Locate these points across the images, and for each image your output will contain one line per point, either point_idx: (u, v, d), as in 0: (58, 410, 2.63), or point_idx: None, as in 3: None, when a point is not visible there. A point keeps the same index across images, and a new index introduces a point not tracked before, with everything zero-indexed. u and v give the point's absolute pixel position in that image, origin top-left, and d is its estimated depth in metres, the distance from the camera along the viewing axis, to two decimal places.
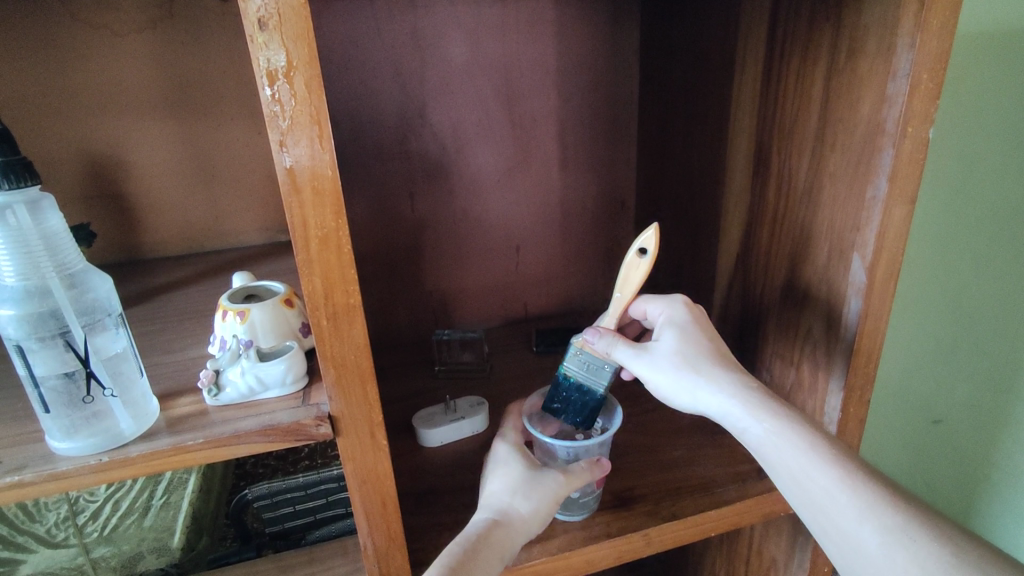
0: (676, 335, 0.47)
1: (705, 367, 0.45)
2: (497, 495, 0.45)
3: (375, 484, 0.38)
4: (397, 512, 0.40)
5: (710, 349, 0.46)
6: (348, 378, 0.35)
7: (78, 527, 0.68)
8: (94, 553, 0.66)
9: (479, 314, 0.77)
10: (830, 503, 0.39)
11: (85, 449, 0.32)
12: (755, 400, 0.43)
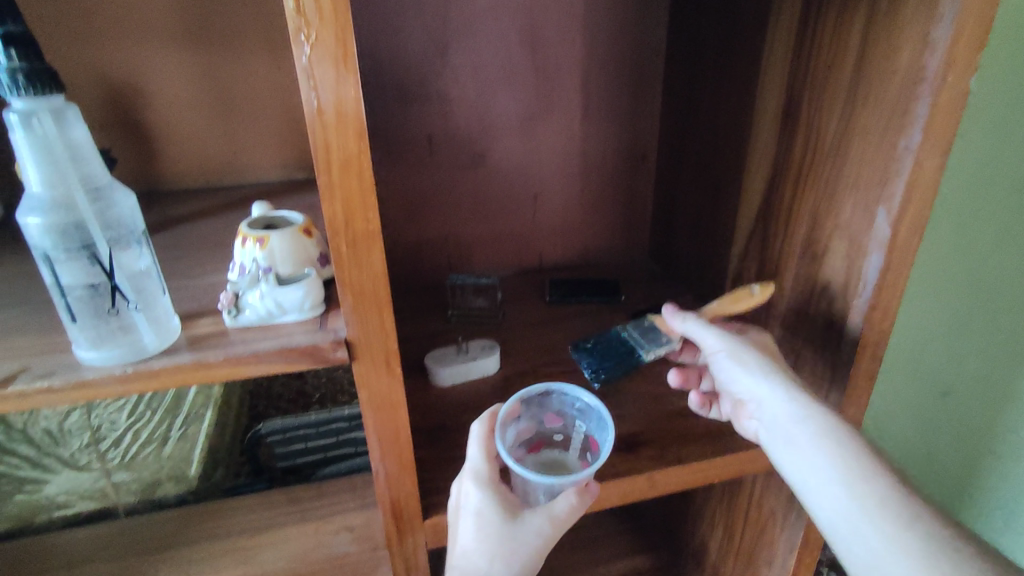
0: (755, 342, 0.52)
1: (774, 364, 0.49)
2: (472, 556, 0.41)
3: (388, 414, 0.39)
4: (409, 444, 0.41)
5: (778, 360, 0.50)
6: (366, 305, 0.35)
7: (101, 454, 0.78)
8: (116, 476, 0.80)
9: (493, 263, 0.77)
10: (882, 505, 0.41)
11: (110, 360, 0.33)
12: (817, 407, 0.46)
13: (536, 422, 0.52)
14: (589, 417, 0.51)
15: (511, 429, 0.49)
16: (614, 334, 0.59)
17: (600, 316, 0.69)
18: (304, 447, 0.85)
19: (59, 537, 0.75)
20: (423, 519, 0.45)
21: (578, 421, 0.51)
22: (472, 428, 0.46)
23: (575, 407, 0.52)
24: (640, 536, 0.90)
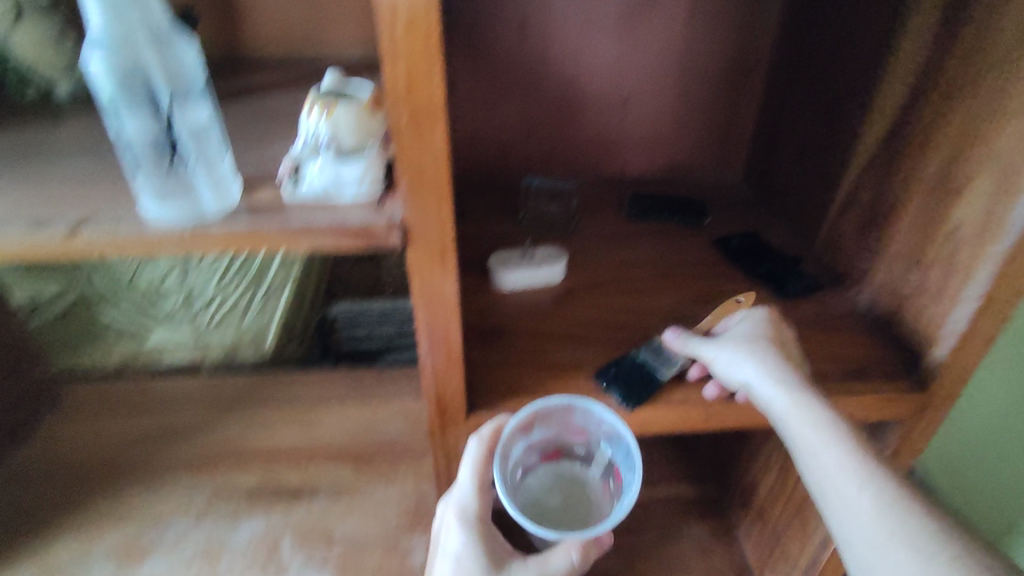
0: (750, 334, 0.47)
1: (775, 368, 0.44)
2: None
3: (440, 307, 0.38)
4: (458, 341, 0.40)
5: (783, 354, 0.45)
6: (423, 189, 0.33)
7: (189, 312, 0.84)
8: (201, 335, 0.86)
9: (571, 169, 0.72)
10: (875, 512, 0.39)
11: (169, 218, 0.33)
12: (812, 405, 0.42)
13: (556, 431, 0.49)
14: (616, 441, 0.46)
15: (524, 446, 0.48)
16: (623, 359, 0.48)
17: (679, 237, 0.64)
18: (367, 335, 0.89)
19: (151, 382, 0.84)
20: (468, 416, 0.45)
21: (602, 440, 0.47)
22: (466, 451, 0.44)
23: (601, 428, 0.46)
24: (691, 464, 0.89)
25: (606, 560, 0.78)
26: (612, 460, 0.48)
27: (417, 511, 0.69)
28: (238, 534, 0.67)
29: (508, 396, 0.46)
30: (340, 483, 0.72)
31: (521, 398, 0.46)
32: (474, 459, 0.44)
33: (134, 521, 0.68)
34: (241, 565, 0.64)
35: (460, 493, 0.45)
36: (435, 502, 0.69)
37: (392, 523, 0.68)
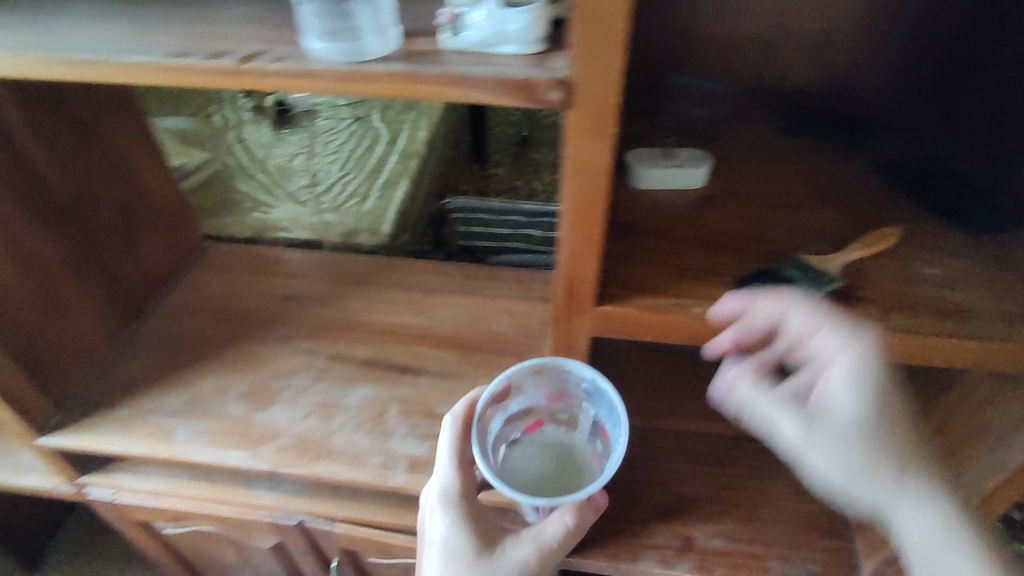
0: (846, 378, 0.42)
1: (856, 440, 0.43)
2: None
3: (587, 181, 0.35)
4: (603, 220, 0.36)
5: (872, 418, 0.43)
6: (595, 38, 0.30)
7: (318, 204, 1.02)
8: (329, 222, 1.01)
9: (718, 71, 0.64)
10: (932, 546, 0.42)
11: (326, 54, 0.33)
12: (863, 496, 0.44)
13: (537, 393, 0.57)
14: (599, 398, 0.55)
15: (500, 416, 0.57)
16: (771, 273, 0.43)
17: (838, 156, 0.57)
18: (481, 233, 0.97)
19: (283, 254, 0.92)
20: (595, 306, 0.42)
21: (585, 402, 0.56)
22: (445, 430, 0.53)
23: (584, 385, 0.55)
24: None
25: (693, 485, 0.77)
26: (596, 417, 0.56)
27: None
28: (351, 397, 0.71)
29: (640, 292, 0.42)
30: (444, 368, 0.75)
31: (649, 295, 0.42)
32: (453, 438, 0.53)
33: (262, 370, 0.75)
34: (352, 423, 0.68)
35: (439, 476, 0.52)
36: None
37: None
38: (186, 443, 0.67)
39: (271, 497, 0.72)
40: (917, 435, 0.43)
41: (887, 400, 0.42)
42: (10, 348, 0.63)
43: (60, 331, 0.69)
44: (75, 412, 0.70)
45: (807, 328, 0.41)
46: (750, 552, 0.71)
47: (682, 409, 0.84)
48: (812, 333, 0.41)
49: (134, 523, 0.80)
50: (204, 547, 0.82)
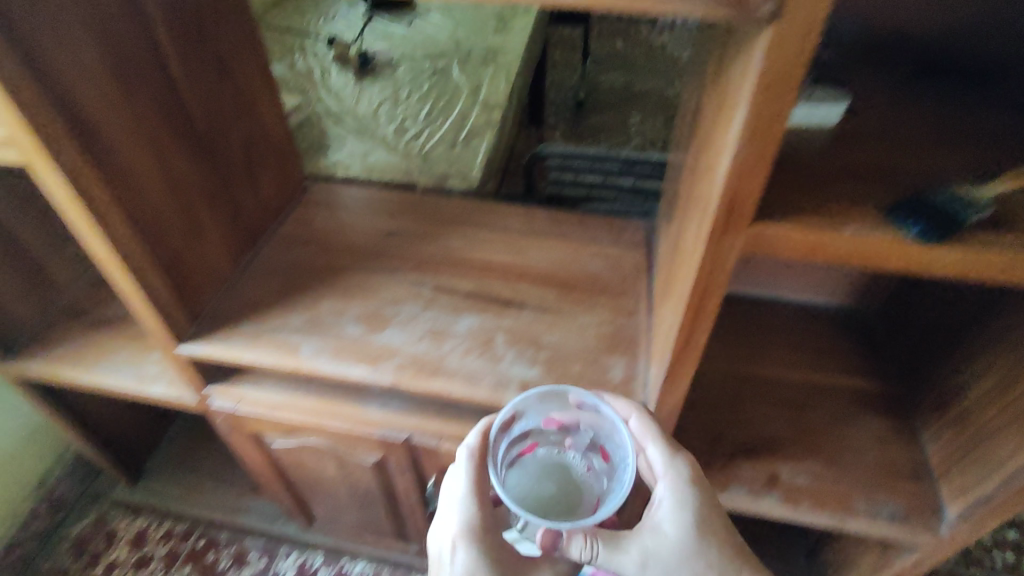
0: (674, 497, 0.59)
1: (692, 545, 0.58)
2: None
3: (776, 94, 0.36)
4: (779, 136, 0.38)
5: (698, 522, 0.58)
6: None
7: (413, 161, 1.07)
8: (421, 169, 1.05)
9: None
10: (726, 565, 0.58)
11: None
12: (690, 505, 0.59)
13: (540, 413, 0.62)
14: (598, 424, 0.62)
15: (506, 440, 0.61)
16: (925, 198, 0.43)
17: (973, 95, 0.57)
18: (574, 181, 0.98)
19: (385, 195, 0.97)
20: (749, 226, 0.44)
21: (583, 425, 0.62)
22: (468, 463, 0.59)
23: (586, 414, 0.62)
24: (876, 365, 0.89)
25: (777, 427, 0.81)
26: (593, 441, 0.62)
27: (615, 338, 0.74)
28: (460, 324, 0.76)
29: (791, 214, 0.44)
30: (545, 303, 0.78)
31: (802, 217, 0.44)
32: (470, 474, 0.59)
33: (373, 297, 0.80)
34: (463, 348, 0.73)
35: (457, 512, 0.58)
36: (633, 333, 0.75)
37: (592, 344, 0.74)
38: (311, 357, 0.73)
39: (382, 413, 0.77)
40: (740, 543, 0.59)
41: (707, 508, 0.59)
42: (159, 261, 0.69)
43: (197, 250, 0.75)
44: (208, 327, 0.77)
45: (641, 438, 0.63)
46: (832, 490, 0.75)
47: (763, 358, 0.89)
48: (643, 444, 0.63)
49: (248, 435, 0.87)
50: (308, 462, 0.89)
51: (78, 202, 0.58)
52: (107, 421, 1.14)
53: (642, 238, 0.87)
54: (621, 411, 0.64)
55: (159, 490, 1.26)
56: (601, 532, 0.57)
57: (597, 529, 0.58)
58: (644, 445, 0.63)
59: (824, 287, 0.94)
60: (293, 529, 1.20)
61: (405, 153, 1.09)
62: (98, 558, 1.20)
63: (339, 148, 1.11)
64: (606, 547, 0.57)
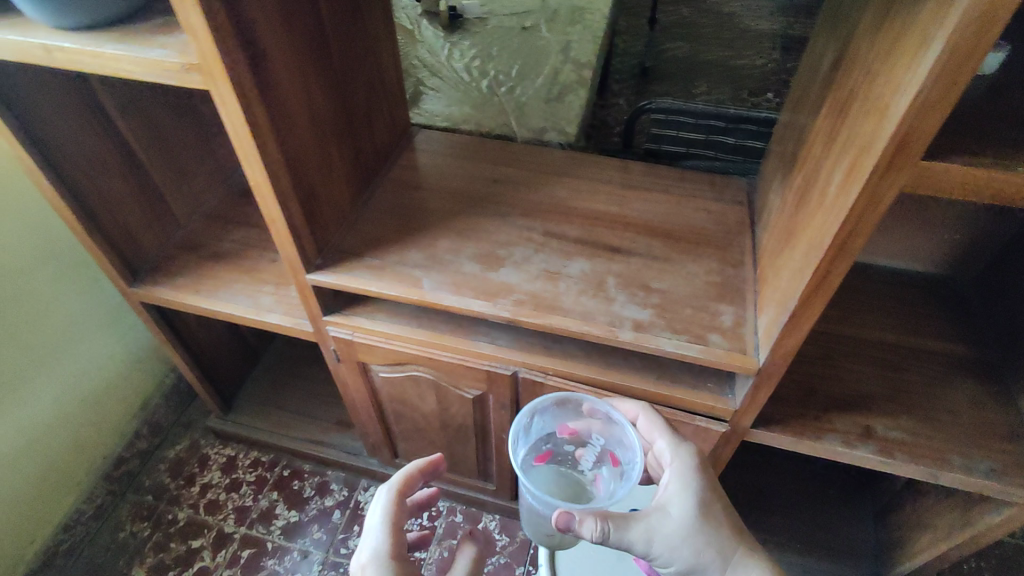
0: (679, 480, 0.68)
1: (695, 522, 0.65)
2: None
3: (983, 30, 0.38)
4: (973, 73, 0.40)
5: (700, 502, 0.67)
6: None
7: (512, 114, 1.10)
8: (521, 122, 1.09)
9: None
10: (719, 544, 0.66)
11: None
12: (696, 490, 0.67)
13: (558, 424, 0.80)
14: (610, 431, 0.78)
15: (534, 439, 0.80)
16: None
17: None
18: (675, 135, 1.02)
19: (490, 142, 1.00)
20: (917, 164, 0.46)
21: (596, 432, 0.79)
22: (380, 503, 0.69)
23: (599, 422, 0.78)
24: (965, 330, 0.89)
25: (871, 384, 0.83)
26: (605, 445, 0.79)
27: (722, 287, 0.77)
28: (572, 267, 0.79)
29: (962, 155, 0.47)
30: (652, 252, 0.81)
31: (971, 167, 0.46)
32: (387, 511, 0.68)
33: (487, 239, 0.83)
34: (577, 288, 0.77)
35: (372, 540, 0.67)
36: (741, 283, 0.77)
37: (701, 291, 0.76)
38: (434, 290, 0.77)
39: (491, 347, 0.81)
40: (736, 522, 0.67)
41: (710, 492, 0.68)
42: (300, 191, 0.74)
43: (328, 184, 0.80)
44: (333, 258, 0.81)
45: (648, 432, 0.75)
46: (928, 444, 0.77)
47: (854, 319, 0.90)
48: (651, 437, 0.75)
49: (355, 365, 0.93)
50: (409, 393, 0.95)
51: (246, 128, 0.62)
52: (208, 352, 1.21)
53: (744, 196, 0.89)
54: (627, 411, 0.77)
55: (245, 421, 1.30)
56: (610, 515, 0.63)
57: (607, 511, 0.63)
58: (649, 439, 0.76)
59: (915, 251, 0.95)
60: (375, 464, 1.24)
61: (502, 106, 1.13)
62: (193, 480, 1.28)
63: (437, 97, 1.14)
64: (617, 528, 0.62)
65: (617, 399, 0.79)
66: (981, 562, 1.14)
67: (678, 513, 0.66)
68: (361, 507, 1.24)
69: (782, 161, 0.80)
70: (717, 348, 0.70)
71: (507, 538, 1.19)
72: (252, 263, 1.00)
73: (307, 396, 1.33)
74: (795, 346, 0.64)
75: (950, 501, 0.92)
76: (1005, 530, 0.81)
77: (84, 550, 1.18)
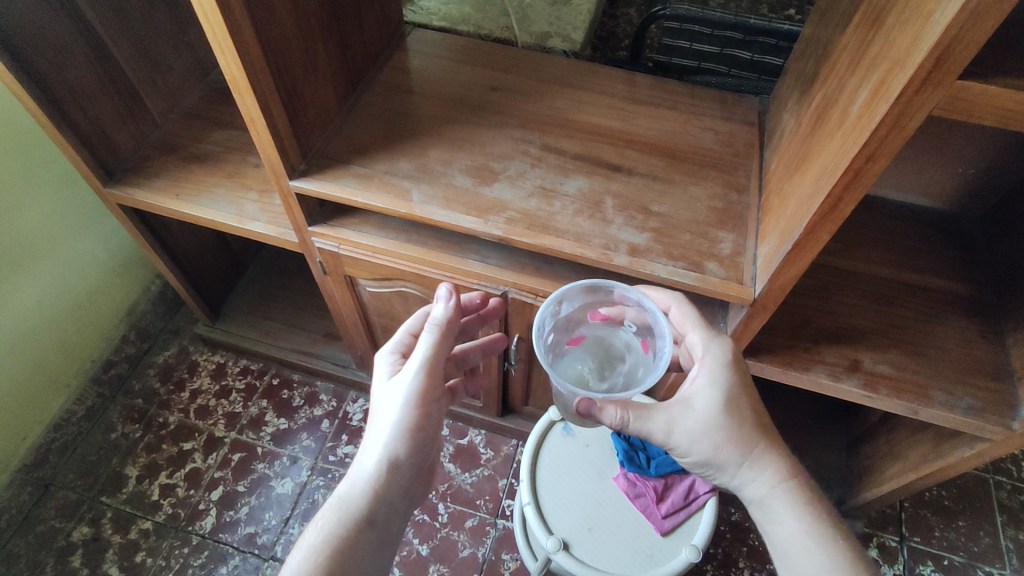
0: (708, 376, 0.64)
1: (718, 417, 0.63)
2: (375, 391, 0.67)
3: None
4: None
5: (727, 399, 0.63)
6: None
7: (515, 15, 1.03)
8: (523, 25, 1.02)
9: None
10: (742, 440, 0.64)
11: None
12: (724, 389, 0.64)
13: (588, 308, 0.70)
14: (643, 319, 0.69)
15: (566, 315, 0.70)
16: None
17: None
18: (685, 49, 0.96)
19: (489, 45, 0.93)
20: (954, 82, 0.42)
21: (629, 319, 0.69)
22: (410, 317, 0.73)
23: (632, 310, 0.69)
24: (966, 268, 0.87)
25: (865, 318, 0.82)
26: (637, 333, 0.70)
27: (724, 213, 0.74)
28: (569, 185, 0.76)
29: (1003, 77, 0.43)
30: (654, 172, 0.77)
31: (1017, 85, 0.42)
32: (411, 317, 0.73)
33: (480, 151, 0.79)
34: (574, 208, 0.73)
35: (394, 342, 0.71)
36: (744, 210, 0.74)
37: (702, 216, 0.73)
38: (424, 203, 0.73)
39: (482, 266, 0.78)
40: (761, 419, 0.65)
41: (739, 390, 0.64)
42: (281, 91, 0.68)
43: (312, 85, 0.74)
44: (318, 164, 0.77)
45: (681, 325, 0.68)
46: (913, 379, 0.77)
47: (857, 252, 0.88)
48: (684, 329, 0.68)
49: (342, 278, 0.90)
50: (397, 308, 0.93)
51: (219, 14, 0.57)
52: (194, 260, 1.18)
53: (755, 117, 0.84)
54: (660, 301, 0.69)
55: (234, 330, 1.29)
56: (634, 404, 0.62)
57: (632, 400, 0.63)
58: (683, 332, 0.69)
59: (927, 185, 0.92)
60: (363, 377, 1.25)
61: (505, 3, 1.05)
62: (183, 385, 1.29)
63: None
64: (637, 418, 0.62)
65: (653, 289, 0.70)
66: (941, 490, 1.20)
67: (703, 409, 0.63)
68: (350, 418, 1.26)
69: (801, 79, 0.75)
70: (714, 275, 0.68)
71: (492, 452, 1.22)
72: (235, 167, 0.95)
73: (295, 308, 1.32)
74: (794, 277, 0.62)
75: (924, 434, 0.94)
76: (974, 463, 0.82)
77: (76, 448, 1.20)
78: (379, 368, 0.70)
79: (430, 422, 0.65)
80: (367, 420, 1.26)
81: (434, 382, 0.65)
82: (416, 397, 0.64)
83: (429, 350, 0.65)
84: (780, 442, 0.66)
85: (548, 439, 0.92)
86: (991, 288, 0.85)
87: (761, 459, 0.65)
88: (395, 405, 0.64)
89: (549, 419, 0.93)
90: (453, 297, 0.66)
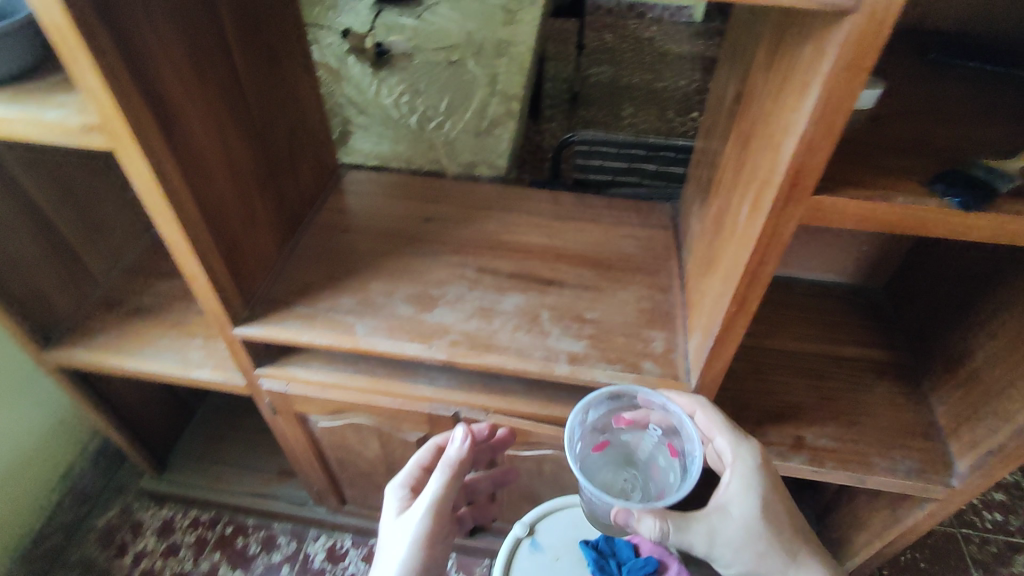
0: (743, 483, 0.65)
1: (758, 523, 0.65)
2: (383, 526, 0.68)
3: (851, 76, 0.42)
4: (847, 114, 0.43)
5: (763, 504, 0.65)
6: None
7: (444, 149, 1.12)
8: (452, 157, 1.11)
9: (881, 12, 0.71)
10: (783, 546, 0.66)
11: None
12: (760, 496, 0.65)
13: (613, 412, 0.73)
14: (668, 420, 0.71)
15: (594, 427, 0.73)
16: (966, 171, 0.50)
17: (988, 85, 0.63)
18: (599, 165, 1.07)
19: (423, 179, 1.01)
20: (811, 197, 0.49)
21: (654, 421, 0.73)
22: (421, 450, 0.74)
23: (656, 413, 0.71)
24: (883, 335, 0.95)
25: (800, 394, 0.87)
26: (664, 434, 0.73)
27: (653, 312, 0.79)
28: (506, 302, 0.80)
29: (852, 188, 0.50)
30: (584, 281, 0.83)
31: (862, 193, 0.49)
32: (422, 449, 0.74)
33: (420, 279, 0.83)
34: (513, 324, 0.77)
35: (403, 477, 0.72)
36: (670, 308, 0.79)
37: (633, 318, 0.78)
38: (367, 335, 0.75)
39: (431, 389, 0.80)
40: (798, 524, 0.67)
41: (772, 492, 0.66)
42: (221, 246, 0.71)
43: (252, 236, 0.78)
44: (261, 309, 0.79)
45: (708, 430, 0.68)
46: (855, 450, 0.80)
47: (782, 332, 0.95)
48: (710, 434, 0.68)
49: (293, 416, 0.90)
50: (351, 440, 0.92)
51: (159, 187, 0.61)
52: (138, 411, 1.15)
53: (669, 221, 0.93)
54: (684, 405, 0.69)
55: (181, 480, 1.23)
56: (671, 514, 0.63)
57: (669, 510, 0.64)
58: (709, 435, 0.69)
59: (832, 264, 1.01)
60: (323, 513, 1.20)
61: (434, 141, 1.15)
62: (125, 548, 1.20)
63: (369, 134, 1.16)
64: (677, 528, 0.63)
65: (674, 392, 0.70)
66: (915, 553, 1.20)
67: (742, 516, 0.65)
68: (311, 560, 1.19)
69: (700, 187, 0.84)
70: (650, 374, 0.72)
71: None
72: (179, 316, 0.96)
73: (247, 447, 1.28)
74: (722, 367, 0.67)
75: (880, 499, 0.96)
76: (929, 523, 0.85)
77: None
78: (387, 504, 0.70)
79: (434, 562, 0.65)
80: (330, 559, 1.19)
81: (440, 524, 0.66)
82: (422, 536, 0.64)
83: (439, 490, 0.66)
84: (818, 544, 0.69)
85: (515, 561, 0.90)
86: (907, 351, 0.92)
87: (803, 564, 0.67)
88: (402, 545, 0.64)
89: (514, 538, 0.91)
90: (469, 439, 0.68)
